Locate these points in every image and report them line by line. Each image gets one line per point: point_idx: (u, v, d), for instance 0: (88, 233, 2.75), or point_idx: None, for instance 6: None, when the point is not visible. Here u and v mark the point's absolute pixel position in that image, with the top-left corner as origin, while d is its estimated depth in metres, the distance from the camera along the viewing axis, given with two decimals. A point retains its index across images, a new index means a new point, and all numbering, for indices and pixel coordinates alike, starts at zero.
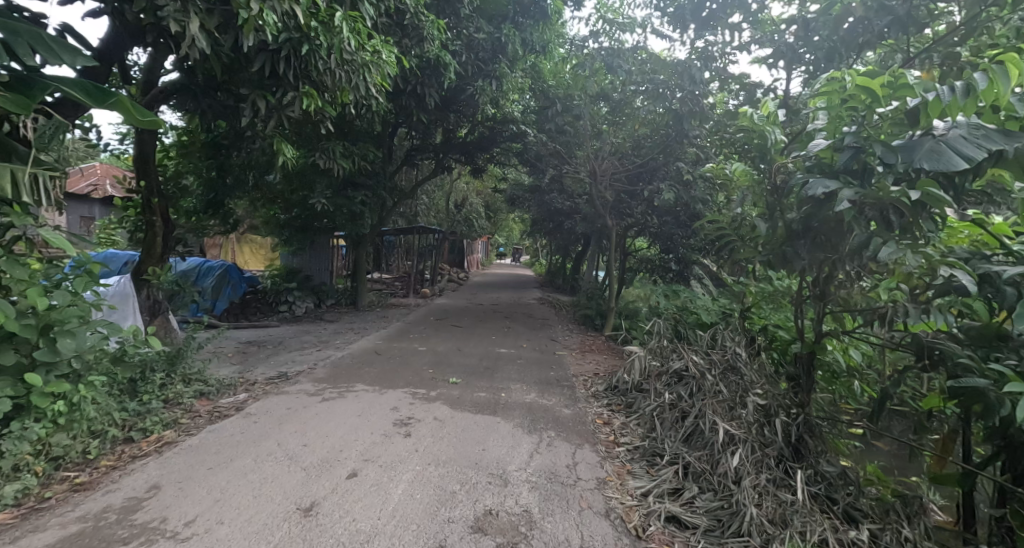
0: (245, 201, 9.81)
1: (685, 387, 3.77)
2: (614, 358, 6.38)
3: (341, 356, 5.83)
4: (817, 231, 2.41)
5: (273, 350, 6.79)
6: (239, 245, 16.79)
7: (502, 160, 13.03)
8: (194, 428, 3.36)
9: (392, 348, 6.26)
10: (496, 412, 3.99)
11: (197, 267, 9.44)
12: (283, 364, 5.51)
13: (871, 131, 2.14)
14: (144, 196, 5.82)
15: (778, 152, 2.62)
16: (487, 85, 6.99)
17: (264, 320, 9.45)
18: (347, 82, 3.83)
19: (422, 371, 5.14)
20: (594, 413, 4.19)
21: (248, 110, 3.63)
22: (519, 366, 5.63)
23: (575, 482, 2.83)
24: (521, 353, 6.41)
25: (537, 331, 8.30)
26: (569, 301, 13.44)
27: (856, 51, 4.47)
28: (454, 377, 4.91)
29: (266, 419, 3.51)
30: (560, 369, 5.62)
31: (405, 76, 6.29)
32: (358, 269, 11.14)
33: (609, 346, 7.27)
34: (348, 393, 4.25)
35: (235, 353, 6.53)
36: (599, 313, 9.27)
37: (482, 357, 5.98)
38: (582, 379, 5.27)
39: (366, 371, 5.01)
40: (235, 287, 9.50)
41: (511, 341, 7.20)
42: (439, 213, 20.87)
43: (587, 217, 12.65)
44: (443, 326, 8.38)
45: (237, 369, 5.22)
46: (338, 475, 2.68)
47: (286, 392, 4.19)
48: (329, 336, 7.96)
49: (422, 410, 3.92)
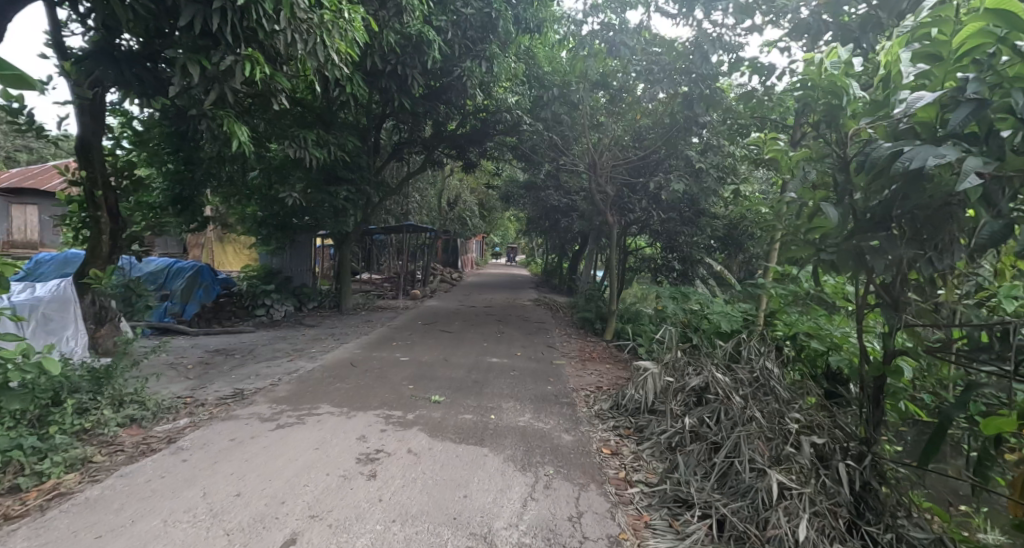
0: (218, 197, 9.13)
1: (710, 411, 3.18)
2: (619, 369, 5.77)
3: (312, 368, 5.18)
4: (909, 219, 1.78)
5: (239, 361, 6.13)
6: (222, 245, 16.12)
7: (496, 154, 12.42)
8: (106, 469, 2.72)
9: (372, 359, 5.61)
10: (483, 441, 3.35)
11: (166, 268, 8.83)
12: (244, 379, 4.87)
13: (1001, 77, 1.48)
14: (86, 189, 5.17)
15: (851, 116, 2.01)
16: (476, 66, 6.36)
17: (238, 325, 8.77)
18: (302, 47, 3.22)
19: (401, 387, 4.51)
20: (600, 439, 3.56)
21: (178, 77, 2.98)
22: (513, 380, 5.00)
23: (580, 544, 2.19)
24: (515, 363, 5.80)
25: (534, 336, 7.67)
26: (567, 302, 12.83)
27: (898, 17, 3.88)
28: (436, 395, 4.28)
29: (200, 456, 2.85)
30: (559, 383, 4.99)
31: (384, 55, 5.67)
32: (342, 270, 10.47)
33: (611, 353, 6.67)
34: (310, 417, 3.62)
35: (196, 364, 5.88)
36: (598, 316, 8.68)
37: (471, 368, 5.37)
38: (584, 395, 4.66)
39: (336, 389, 4.37)
40: (208, 289, 8.93)
41: (506, 349, 6.57)
42: (431, 211, 20.23)
43: (586, 215, 12.05)
44: (430, 331, 7.74)
45: (190, 386, 4.56)
46: (270, 544, 2.04)
47: (236, 417, 3.56)
48: (306, 344, 7.30)
49: (395, 440, 3.28)
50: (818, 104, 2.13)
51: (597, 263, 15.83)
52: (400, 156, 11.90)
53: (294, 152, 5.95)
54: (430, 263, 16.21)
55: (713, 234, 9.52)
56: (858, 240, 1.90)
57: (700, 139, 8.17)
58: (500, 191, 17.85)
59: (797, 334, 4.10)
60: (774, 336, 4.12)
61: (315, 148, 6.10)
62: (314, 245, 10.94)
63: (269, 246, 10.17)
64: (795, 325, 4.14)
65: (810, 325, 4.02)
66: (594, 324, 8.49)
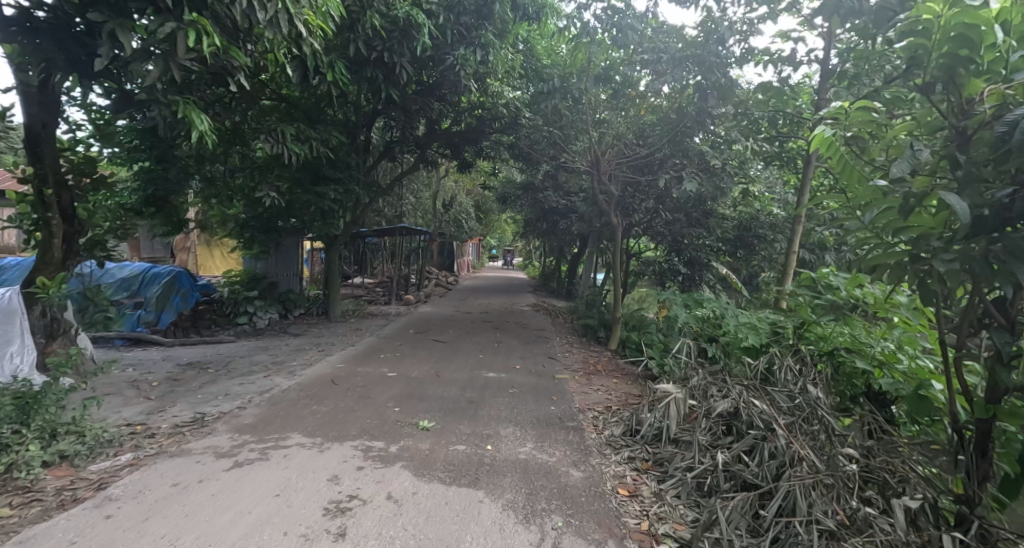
0: (198, 197, 8.59)
1: (751, 449, 2.75)
2: (628, 384, 5.27)
3: (289, 386, 4.65)
4: None
5: (211, 376, 5.58)
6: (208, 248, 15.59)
7: (492, 154, 11.99)
8: (10, 527, 2.18)
9: (356, 374, 5.10)
10: (479, 482, 2.84)
11: (141, 274, 8.27)
12: (211, 400, 4.32)
13: None
14: (35, 187, 4.63)
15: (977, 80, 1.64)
16: (470, 54, 5.85)
17: (217, 334, 8.22)
18: (261, 15, 2.74)
19: (386, 410, 4.01)
20: (614, 475, 3.07)
21: (110, 48, 2.50)
22: (512, 399, 4.50)
23: None
24: (515, 378, 5.31)
25: (534, 346, 7.18)
26: (567, 307, 12.34)
27: None
28: (425, 420, 3.78)
29: (131, 510, 2.32)
30: (563, 403, 4.50)
31: (368, 40, 5.19)
32: (331, 275, 9.94)
33: (618, 366, 6.18)
34: (276, 451, 3.09)
35: (162, 381, 5.33)
36: (602, 324, 8.20)
37: (466, 384, 4.87)
38: (591, 418, 4.16)
39: (313, 412, 3.86)
40: (186, 296, 8.46)
41: (504, 361, 6.07)
42: (426, 213, 19.77)
43: (586, 216, 11.59)
44: (422, 341, 7.24)
45: (146, 409, 4.02)
46: None
47: (189, 451, 3.02)
48: (287, 355, 6.76)
49: (373, 482, 2.76)
50: (942, 51, 1.69)
51: (597, 266, 15.37)
52: (393, 156, 11.45)
53: (270, 147, 5.43)
54: (424, 267, 15.72)
55: (720, 236, 9.09)
56: (987, 244, 1.47)
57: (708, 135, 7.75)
58: (496, 192, 17.43)
59: (830, 349, 3.64)
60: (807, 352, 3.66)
61: (297, 145, 5.62)
62: (302, 249, 10.42)
63: (253, 250, 9.64)
64: (829, 337, 3.68)
65: (846, 338, 3.56)
66: (597, 332, 7.99)
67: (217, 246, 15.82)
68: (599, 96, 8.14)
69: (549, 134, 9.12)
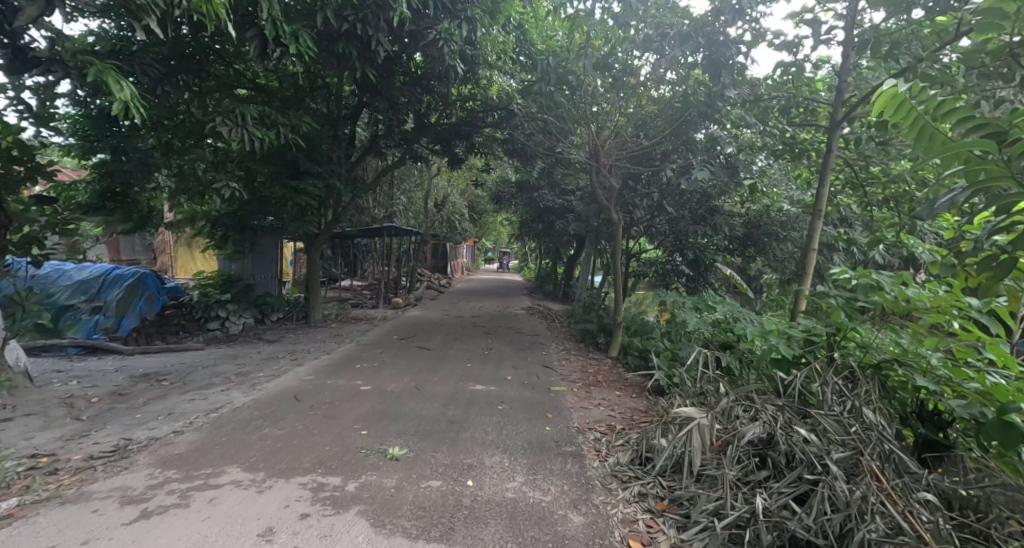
0: (164, 193, 7.95)
1: (803, 492, 2.22)
2: (633, 398, 4.69)
3: (243, 404, 4.01)
4: None
5: (162, 391, 4.94)
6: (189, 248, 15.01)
7: (485, 150, 11.46)
8: None
9: (324, 389, 4.48)
10: (453, 535, 2.23)
11: (102, 276, 7.63)
12: (148, 422, 3.68)
13: None
14: None
15: None
16: (455, 29, 5.31)
17: (184, 341, 7.58)
18: None
19: (351, 434, 3.39)
20: (624, 519, 2.48)
21: None
22: (501, 418, 3.91)
23: None
24: (506, 392, 4.72)
25: (528, 354, 6.59)
26: (563, 310, 11.80)
27: None
28: (395, 447, 3.17)
29: None
30: (561, 423, 3.91)
31: (339, 10, 4.62)
32: (311, 277, 9.32)
33: (620, 377, 5.59)
34: (199, 494, 2.46)
35: (105, 397, 4.68)
36: (601, 329, 7.62)
37: (449, 400, 4.27)
38: (593, 440, 3.58)
39: (263, 439, 3.22)
40: (151, 299, 7.81)
41: (495, 372, 5.48)
42: (418, 214, 19.20)
43: (584, 214, 11.08)
44: (406, 349, 6.63)
45: (65, 435, 3.37)
46: None
47: (88, 496, 2.38)
48: (256, 365, 6.12)
49: (317, 537, 2.15)
50: None
51: (594, 266, 14.88)
52: (379, 151, 10.87)
53: (229, 131, 4.81)
54: (415, 269, 15.12)
55: (727, 235, 8.57)
56: None
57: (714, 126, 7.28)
58: (489, 191, 16.88)
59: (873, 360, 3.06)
60: (846, 365, 3.06)
61: (262, 130, 5.02)
62: (281, 250, 9.79)
63: (228, 250, 8.99)
64: (865, 344, 3.10)
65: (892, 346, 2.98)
66: (597, 338, 7.41)
67: (197, 248, 15.16)
68: (596, 91, 7.61)
69: (545, 126, 8.59)
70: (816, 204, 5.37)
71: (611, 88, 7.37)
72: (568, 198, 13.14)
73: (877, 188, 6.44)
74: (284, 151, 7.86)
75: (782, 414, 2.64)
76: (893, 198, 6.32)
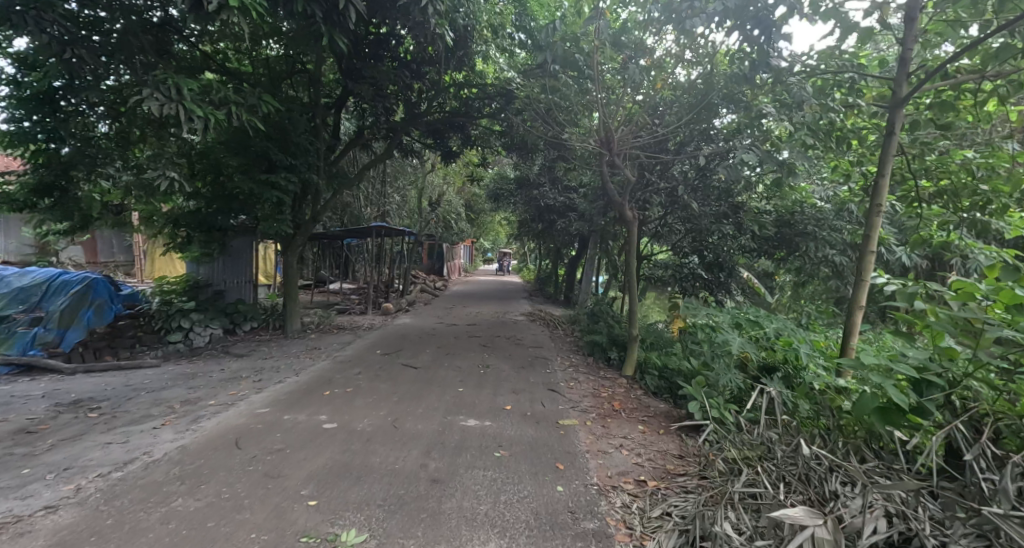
0: (119, 189, 7.03)
1: None
2: (660, 437, 3.83)
3: (168, 453, 3.10)
4: None
5: (83, 426, 4.00)
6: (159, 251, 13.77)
7: (481, 144, 10.63)
8: None
9: (277, 429, 3.56)
10: None
11: (44, 282, 6.72)
12: (29, 484, 2.75)
13: None
14: None
15: None
16: None
17: (139, 357, 6.70)
18: None
19: (293, 506, 2.48)
20: None
21: None
22: (500, 474, 3.03)
23: None
24: (505, 429, 3.85)
25: (529, 374, 5.73)
26: (565, 316, 10.97)
27: None
28: (349, 533, 2.27)
29: None
30: (575, 479, 3.04)
31: None
32: (289, 282, 8.44)
33: (640, 405, 4.73)
34: None
35: (7, 437, 3.75)
36: (613, 342, 6.75)
37: (435, 446, 3.39)
38: (623, 507, 2.70)
39: (165, 520, 2.29)
40: (101, 309, 6.91)
41: (491, 399, 4.61)
42: (411, 213, 18.32)
43: (589, 213, 10.25)
44: (391, 367, 5.74)
45: None
46: None
47: None
48: (212, 388, 5.21)
49: None
50: None
51: (598, 268, 14.09)
52: (365, 143, 9.98)
53: (159, 107, 3.83)
54: (408, 271, 14.29)
55: (752, 233, 7.70)
56: None
57: (733, 111, 6.67)
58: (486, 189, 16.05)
59: (1021, 408, 2.02)
60: (981, 427, 2.03)
61: (203, 107, 4.06)
62: (256, 252, 8.90)
63: (194, 252, 8.08)
64: (1001, 380, 2.09)
65: None
66: (609, 352, 6.54)
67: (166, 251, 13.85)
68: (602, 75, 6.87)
69: (546, 111, 7.69)
70: (875, 196, 4.43)
71: (623, 69, 6.52)
72: (570, 195, 12.29)
73: (927, 179, 5.52)
74: (255, 140, 6.99)
75: (926, 516, 1.75)
76: (945, 192, 5.39)
